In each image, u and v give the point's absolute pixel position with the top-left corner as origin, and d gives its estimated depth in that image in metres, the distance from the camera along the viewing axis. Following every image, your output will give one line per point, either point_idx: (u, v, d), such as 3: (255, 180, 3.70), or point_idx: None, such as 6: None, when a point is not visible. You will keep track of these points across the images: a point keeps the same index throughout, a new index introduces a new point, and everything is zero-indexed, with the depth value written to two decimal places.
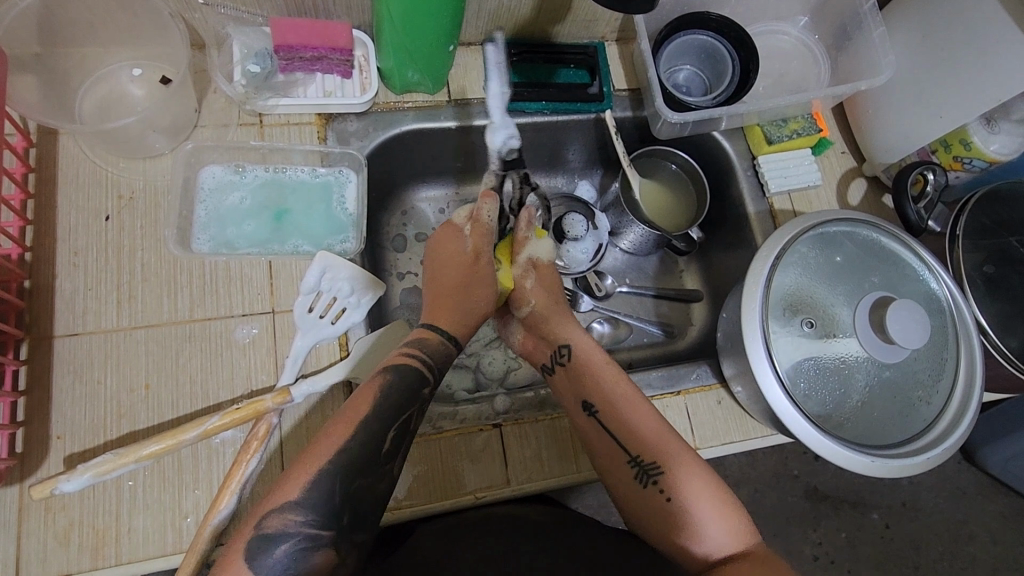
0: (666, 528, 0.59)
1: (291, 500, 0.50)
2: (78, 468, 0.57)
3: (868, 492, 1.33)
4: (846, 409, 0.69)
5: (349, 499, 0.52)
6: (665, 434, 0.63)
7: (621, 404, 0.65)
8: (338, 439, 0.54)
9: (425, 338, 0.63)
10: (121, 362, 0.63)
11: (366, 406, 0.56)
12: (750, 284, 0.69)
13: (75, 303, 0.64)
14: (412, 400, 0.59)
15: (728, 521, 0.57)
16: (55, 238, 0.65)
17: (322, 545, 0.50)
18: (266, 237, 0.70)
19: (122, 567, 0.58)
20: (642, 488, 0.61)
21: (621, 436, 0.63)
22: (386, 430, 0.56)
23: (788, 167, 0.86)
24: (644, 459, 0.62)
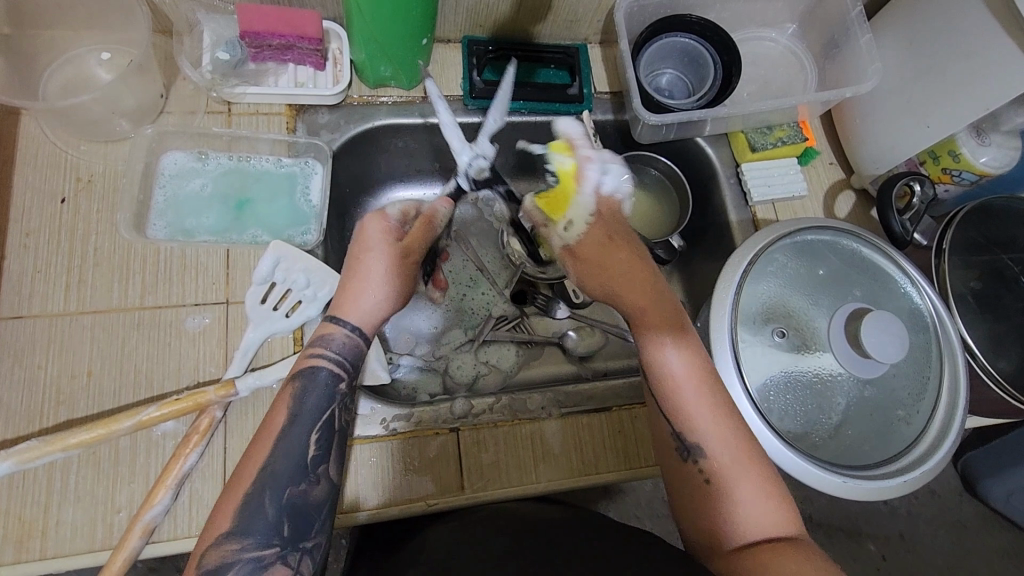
0: (699, 507, 0.55)
1: (223, 532, 0.49)
2: (1, 454, 0.55)
3: (864, 521, 1.28)
4: (818, 427, 0.65)
5: (287, 512, 0.51)
6: (720, 413, 0.57)
7: (678, 373, 0.58)
8: (258, 456, 0.52)
9: (328, 333, 0.58)
10: (65, 347, 0.61)
11: (282, 416, 0.54)
12: (720, 291, 0.66)
13: (22, 285, 0.62)
14: (332, 397, 0.56)
15: (764, 507, 0.53)
16: (8, 219, 0.64)
17: (269, 565, 0.49)
18: (225, 226, 0.69)
19: (47, 561, 0.55)
20: (682, 464, 0.57)
21: (671, 407, 0.58)
22: (309, 433, 0.54)
23: (772, 175, 0.84)
24: (688, 435, 0.57)
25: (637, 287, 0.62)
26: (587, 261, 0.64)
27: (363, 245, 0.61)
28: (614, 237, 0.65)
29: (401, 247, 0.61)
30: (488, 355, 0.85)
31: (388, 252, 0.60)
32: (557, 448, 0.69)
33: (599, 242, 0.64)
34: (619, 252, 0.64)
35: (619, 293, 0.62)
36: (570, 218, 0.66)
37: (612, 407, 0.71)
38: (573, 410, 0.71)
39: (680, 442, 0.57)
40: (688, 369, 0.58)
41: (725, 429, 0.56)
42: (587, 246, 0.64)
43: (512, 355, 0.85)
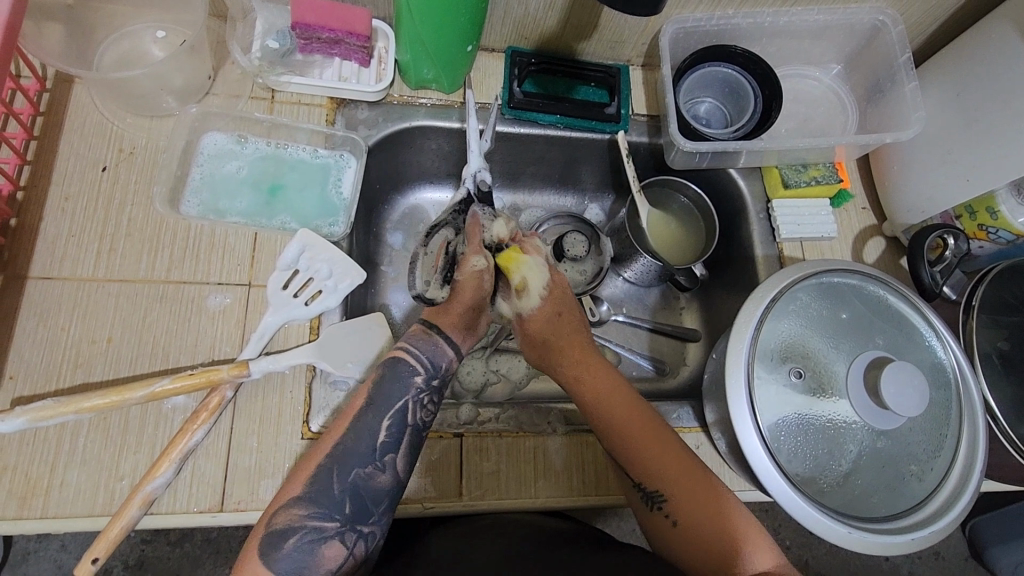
0: (674, 548, 0.59)
1: (295, 496, 0.55)
2: (16, 410, 0.56)
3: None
4: (825, 471, 0.64)
5: (350, 491, 0.56)
6: (672, 459, 0.62)
7: (627, 431, 0.63)
8: (336, 434, 0.58)
9: (418, 334, 0.65)
10: (89, 311, 0.62)
11: (363, 401, 0.60)
12: (740, 324, 0.65)
13: (56, 247, 0.64)
14: (409, 389, 0.61)
15: (737, 538, 0.57)
16: (49, 182, 0.66)
17: (328, 538, 0.54)
18: (257, 210, 0.70)
19: (48, 520, 0.56)
20: (649, 512, 0.61)
21: (627, 460, 0.63)
22: (382, 421, 0.59)
23: (802, 214, 0.83)
24: (648, 486, 0.61)
25: (570, 358, 0.69)
26: (539, 325, 0.70)
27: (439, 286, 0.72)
28: (561, 324, 0.70)
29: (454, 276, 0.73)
30: (498, 363, 0.85)
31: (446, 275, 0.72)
32: (558, 464, 0.68)
33: (546, 322, 0.70)
34: (562, 330, 0.70)
35: (558, 355, 0.69)
36: (524, 280, 0.70)
37: None
38: (578, 428, 0.70)
39: (643, 493, 0.62)
40: (630, 415, 0.64)
41: (680, 476, 0.61)
42: (536, 325, 0.70)
43: (523, 366, 0.85)
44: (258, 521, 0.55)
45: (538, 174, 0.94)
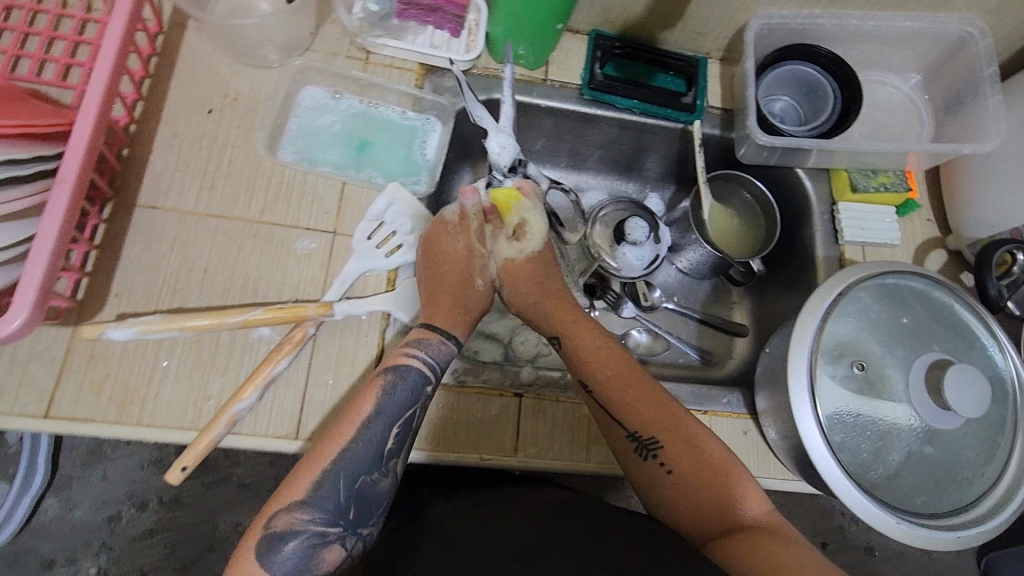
0: (669, 499, 0.61)
1: (298, 500, 0.52)
2: (128, 320, 0.61)
3: None
4: (880, 469, 0.66)
5: (355, 497, 0.54)
6: (662, 405, 0.64)
7: (621, 381, 0.65)
8: (341, 439, 0.55)
9: (424, 337, 0.62)
10: (189, 241, 0.67)
11: (369, 406, 0.57)
12: (806, 314, 0.66)
13: (163, 179, 0.68)
14: (417, 397, 0.59)
15: (733, 488, 0.59)
16: (160, 118, 0.70)
17: (330, 542, 0.52)
18: (346, 163, 0.73)
19: (141, 427, 0.61)
20: (642, 462, 0.63)
21: (617, 410, 0.64)
22: (389, 428, 0.57)
23: (867, 219, 0.84)
24: (643, 434, 0.63)
25: (564, 312, 0.70)
26: (523, 280, 0.70)
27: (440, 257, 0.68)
28: (549, 275, 0.72)
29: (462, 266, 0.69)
30: None
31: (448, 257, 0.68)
32: None
33: (538, 269, 0.71)
34: (549, 290, 0.71)
35: (547, 314, 0.70)
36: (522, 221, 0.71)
37: None
38: None
39: (637, 443, 0.63)
40: (615, 366, 0.66)
41: (674, 424, 0.63)
42: (528, 268, 0.71)
43: None
44: (252, 521, 0.52)
45: (605, 158, 0.96)
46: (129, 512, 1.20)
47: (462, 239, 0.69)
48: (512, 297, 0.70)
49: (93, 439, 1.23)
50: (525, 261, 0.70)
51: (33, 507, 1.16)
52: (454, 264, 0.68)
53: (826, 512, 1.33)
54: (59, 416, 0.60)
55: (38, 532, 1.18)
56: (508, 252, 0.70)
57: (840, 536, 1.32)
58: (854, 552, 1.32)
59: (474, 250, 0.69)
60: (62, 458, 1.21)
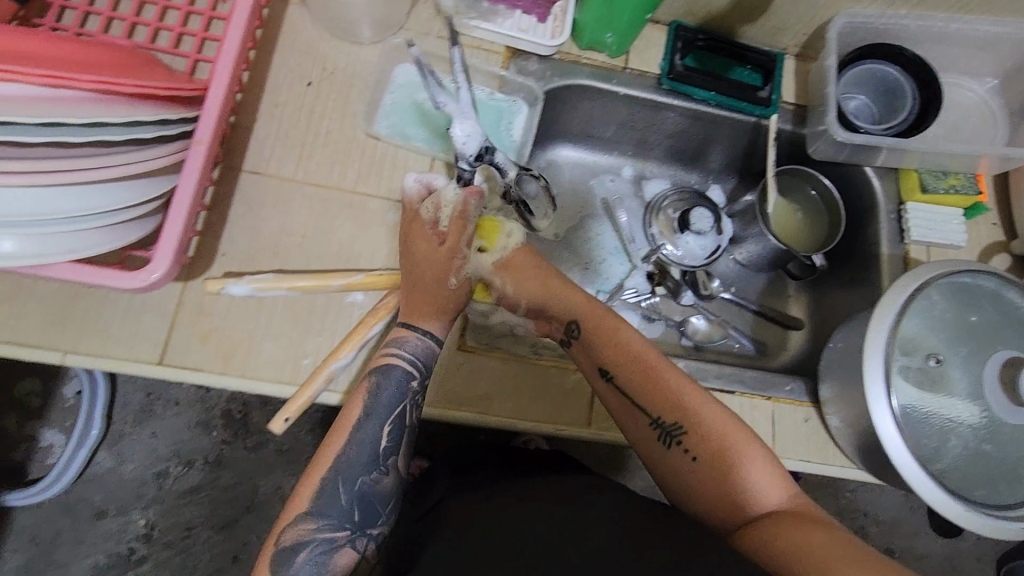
0: (694, 488, 0.59)
1: (301, 511, 0.57)
2: (246, 277, 0.66)
3: None
4: (950, 457, 0.67)
5: (356, 499, 0.58)
6: (686, 391, 0.62)
7: (645, 367, 0.64)
8: (335, 446, 0.59)
9: (402, 336, 0.63)
10: (288, 207, 0.70)
11: (358, 409, 0.60)
12: (883, 306, 0.68)
13: (266, 147, 0.71)
14: (403, 393, 0.62)
15: (761, 475, 0.58)
16: (263, 88, 0.73)
17: (340, 546, 0.57)
18: (438, 139, 0.75)
19: (245, 379, 0.64)
20: (666, 451, 0.61)
21: (638, 397, 0.63)
22: (381, 428, 0.60)
23: (935, 220, 0.85)
24: (666, 421, 0.61)
25: (576, 295, 0.68)
26: (523, 274, 0.69)
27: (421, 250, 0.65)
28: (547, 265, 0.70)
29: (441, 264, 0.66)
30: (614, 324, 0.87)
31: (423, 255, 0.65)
32: None
33: (532, 264, 0.70)
34: (550, 279, 0.69)
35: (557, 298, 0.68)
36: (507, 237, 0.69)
37: (736, 391, 0.76)
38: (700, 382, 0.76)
39: (660, 430, 0.62)
40: (635, 350, 0.65)
41: (699, 410, 0.61)
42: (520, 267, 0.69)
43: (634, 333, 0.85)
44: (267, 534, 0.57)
45: (671, 149, 0.97)
46: (176, 469, 1.23)
47: (446, 244, 0.64)
48: (517, 292, 0.69)
49: (144, 397, 1.25)
50: (512, 265, 0.69)
51: (88, 458, 1.19)
52: (425, 265, 0.65)
53: (849, 512, 1.36)
54: (172, 362, 0.64)
55: (91, 482, 1.21)
56: (494, 261, 0.68)
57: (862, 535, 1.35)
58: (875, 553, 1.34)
59: (454, 258, 0.65)
60: (114, 414, 1.24)
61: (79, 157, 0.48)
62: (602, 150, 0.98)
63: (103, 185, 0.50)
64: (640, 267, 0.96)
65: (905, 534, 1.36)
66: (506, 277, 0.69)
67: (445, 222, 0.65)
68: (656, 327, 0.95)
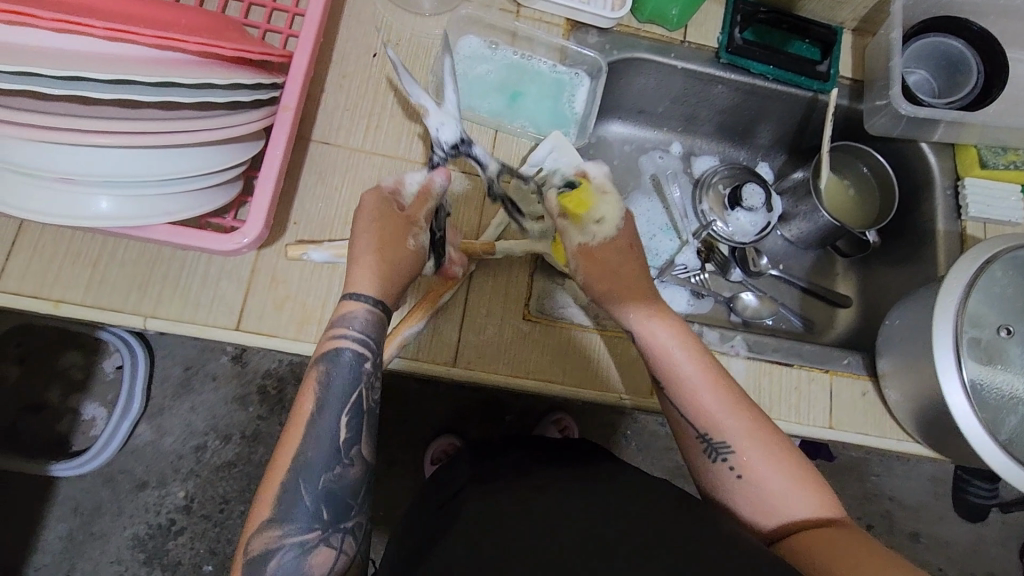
0: (737, 502, 0.56)
1: (264, 520, 0.54)
2: (325, 244, 0.67)
3: None
4: (1012, 425, 0.67)
5: (322, 498, 0.55)
6: (740, 409, 0.58)
7: (695, 383, 0.60)
8: (291, 444, 0.56)
9: (348, 312, 0.58)
10: (357, 177, 0.71)
11: (310, 404, 0.57)
12: (951, 279, 0.68)
13: (334, 117, 0.72)
14: (358, 378, 0.58)
15: (807, 497, 0.54)
16: (330, 59, 0.73)
17: (313, 547, 0.54)
18: (501, 112, 0.78)
19: (319, 344, 0.66)
20: (711, 464, 0.58)
21: (689, 409, 0.59)
22: (339, 417, 0.57)
23: (991, 196, 0.84)
24: (714, 436, 0.58)
25: (638, 298, 0.63)
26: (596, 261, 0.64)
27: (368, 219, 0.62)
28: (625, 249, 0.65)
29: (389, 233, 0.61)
30: None
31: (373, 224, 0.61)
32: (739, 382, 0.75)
33: (616, 254, 0.64)
34: (622, 274, 0.64)
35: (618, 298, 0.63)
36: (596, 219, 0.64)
37: (794, 363, 0.77)
38: (759, 355, 0.76)
39: (707, 444, 0.58)
40: (695, 364, 0.60)
41: (750, 428, 0.57)
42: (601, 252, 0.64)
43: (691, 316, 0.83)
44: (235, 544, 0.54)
45: (721, 125, 0.97)
46: (214, 443, 1.24)
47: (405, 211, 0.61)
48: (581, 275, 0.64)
49: (182, 371, 1.26)
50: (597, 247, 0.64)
51: (130, 431, 1.19)
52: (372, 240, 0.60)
53: (875, 496, 1.36)
54: (248, 328, 0.65)
55: (132, 453, 1.22)
56: (578, 242, 0.64)
57: (889, 521, 1.36)
58: (899, 538, 1.35)
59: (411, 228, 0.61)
60: (154, 388, 1.24)
61: (174, 117, 0.48)
62: (651, 125, 0.98)
63: (192, 149, 0.50)
64: (691, 243, 0.96)
65: (931, 521, 1.36)
66: (584, 269, 0.64)
67: (408, 198, 0.63)
68: (706, 303, 0.95)
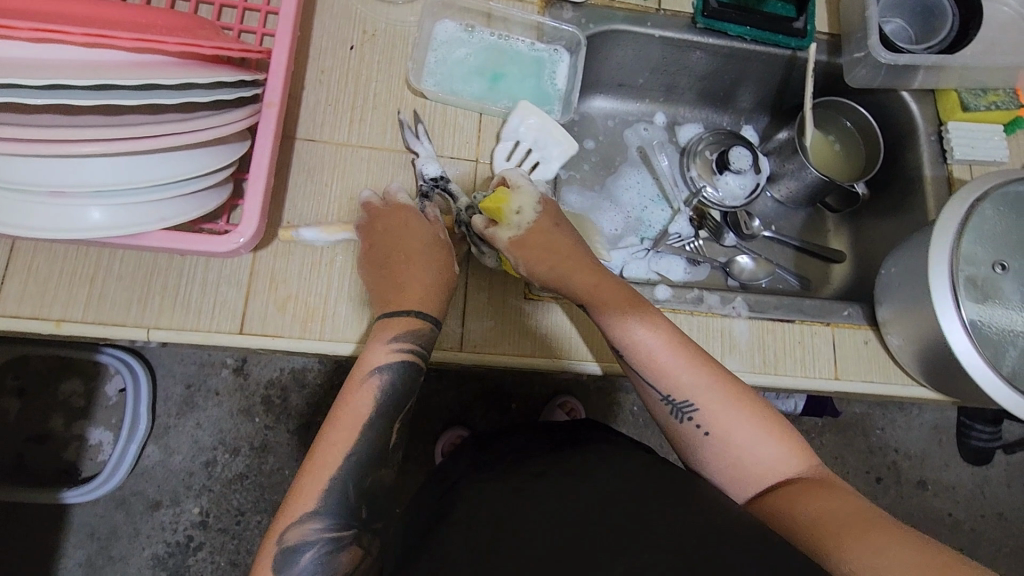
0: (711, 460, 0.60)
1: (308, 510, 0.54)
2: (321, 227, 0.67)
3: (925, 528, 1.35)
4: (1016, 357, 0.68)
5: (364, 496, 0.56)
6: (699, 366, 0.61)
7: (651, 349, 0.62)
8: (342, 443, 0.57)
9: (415, 328, 0.61)
10: (347, 172, 0.71)
11: (367, 407, 0.58)
12: (944, 220, 0.69)
13: (317, 113, 0.71)
14: (411, 389, 0.61)
15: (778, 445, 0.58)
16: (307, 55, 0.73)
17: (347, 545, 0.55)
18: (483, 94, 0.78)
19: (324, 341, 0.66)
20: (679, 425, 0.61)
21: (651, 374, 0.62)
22: (392, 424, 0.59)
23: (976, 137, 0.84)
24: (677, 397, 0.60)
25: (585, 274, 0.66)
26: (537, 245, 0.66)
27: (385, 242, 0.65)
28: (557, 228, 0.68)
29: (422, 253, 0.65)
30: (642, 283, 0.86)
31: (402, 247, 0.64)
32: (743, 343, 0.76)
33: (547, 235, 0.67)
34: (566, 252, 0.67)
35: (569, 274, 0.66)
36: (520, 208, 0.67)
37: (796, 319, 0.78)
38: (761, 314, 0.77)
39: (671, 406, 0.61)
40: (649, 330, 0.62)
41: (709, 383, 0.60)
42: (535, 235, 0.66)
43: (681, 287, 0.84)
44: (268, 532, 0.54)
45: (703, 91, 0.97)
46: (224, 457, 1.24)
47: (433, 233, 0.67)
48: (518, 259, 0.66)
49: (184, 389, 1.25)
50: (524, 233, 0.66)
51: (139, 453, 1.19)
52: (420, 262, 0.64)
53: (880, 449, 1.38)
54: (252, 331, 0.65)
55: (143, 475, 1.21)
56: (509, 237, 0.65)
57: (899, 472, 1.37)
58: (907, 488, 1.37)
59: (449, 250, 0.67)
60: (158, 407, 1.24)
61: (156, 121, 0.47)
62: (633, 97, 0.98)
63: (177, 153, 0.50)
64: (683, 211, 0.96)
65: (936, 468, 1.38)
66: (523, 256, 0.65)
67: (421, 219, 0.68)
68: (703, 269, 0.95)
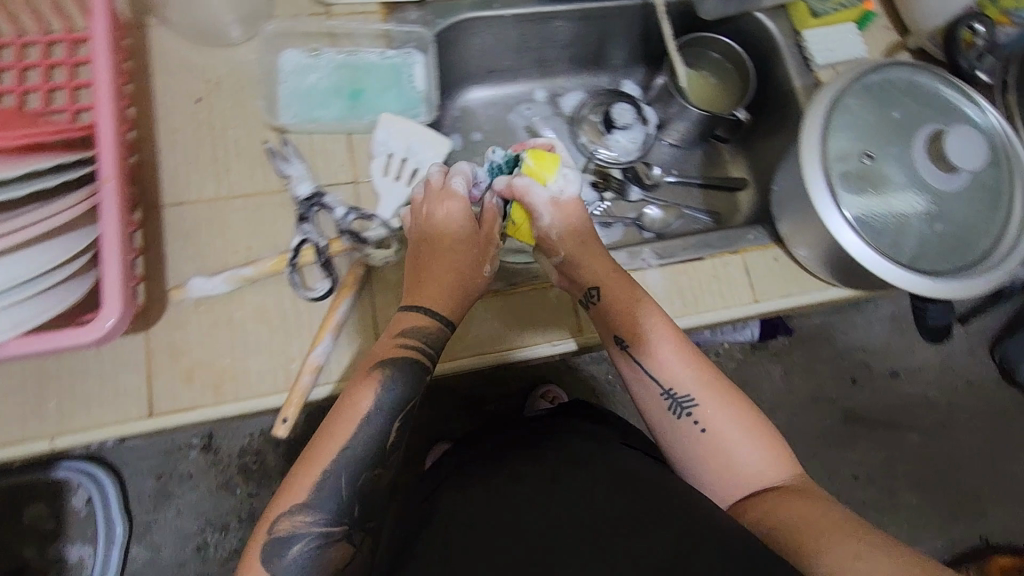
0: (698, 456, 0.60)
1: (299, 502, 0.54)
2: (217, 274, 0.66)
3: (902, 415, 1.40)
4: (911, 238, 0.71)
5: (357, 496, 0.56)
6: (695, 360, 0.62)
7: (655, 345, 0.62)
8: (339, 436, 0.56)
9: (422, 325, 0.60)
10: (224, 226, 0.68)
11: (365, 403, 0.57)
12: (809, 124, 0.72)
13: (178, 175, 0.69)
14: (416, 389, 0.59)
15: (769, 454, 0.58)
16: (155, 119, 0.70)
17: (336, 539, 0.55)
18: (347, 113, 0.77)
19: (241, 401, 0.64)
20: (675, 420, 0.60)
21: (650, 364, 0.62)
22: (394, 421, 0.58)
23: (832, 40, 0.87)
24: (678, 393, 0.60)
25: (603, 261, 0.66)
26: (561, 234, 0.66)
27: (426, 233, 0.63)
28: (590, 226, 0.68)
29: (456, 245, 0.63)
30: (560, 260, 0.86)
31: (437, 242, 0.63)
32: (660, 292, 0.77)
33: (580, 227, 0.67)
34: (583, 249, 0.66)
35: (581, 266, 0.66)
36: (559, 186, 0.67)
37: (706, 256, 0.79)
38: (671, 259, 0.78)
39: (671, 400, 0.61)
40: (659, 322, 0.62)
41: (708, 381, 0.61)
42: (569, 227, 0.67)
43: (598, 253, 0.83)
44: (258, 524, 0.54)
45: (573, 58, 0.98)
46: (212, 537, 1.20)
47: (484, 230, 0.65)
48: (561, 242, 0.66)
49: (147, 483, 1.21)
50: (563, 224, 0.66)
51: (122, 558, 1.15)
52: (454, 256, 0.62)
53: (843, 352, 1.42)
54: (163, 411, 0.62)
55: None
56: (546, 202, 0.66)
57: (866, 369, 1.41)
58: (877, 382, 1.41)
59: (492, 248, 0.65)
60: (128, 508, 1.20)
61: None
62: (508, 80, 0.98)
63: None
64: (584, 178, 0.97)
65: (899, 356, 1.43)
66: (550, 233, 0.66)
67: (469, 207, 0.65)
68: (617, 230, 0.95)
